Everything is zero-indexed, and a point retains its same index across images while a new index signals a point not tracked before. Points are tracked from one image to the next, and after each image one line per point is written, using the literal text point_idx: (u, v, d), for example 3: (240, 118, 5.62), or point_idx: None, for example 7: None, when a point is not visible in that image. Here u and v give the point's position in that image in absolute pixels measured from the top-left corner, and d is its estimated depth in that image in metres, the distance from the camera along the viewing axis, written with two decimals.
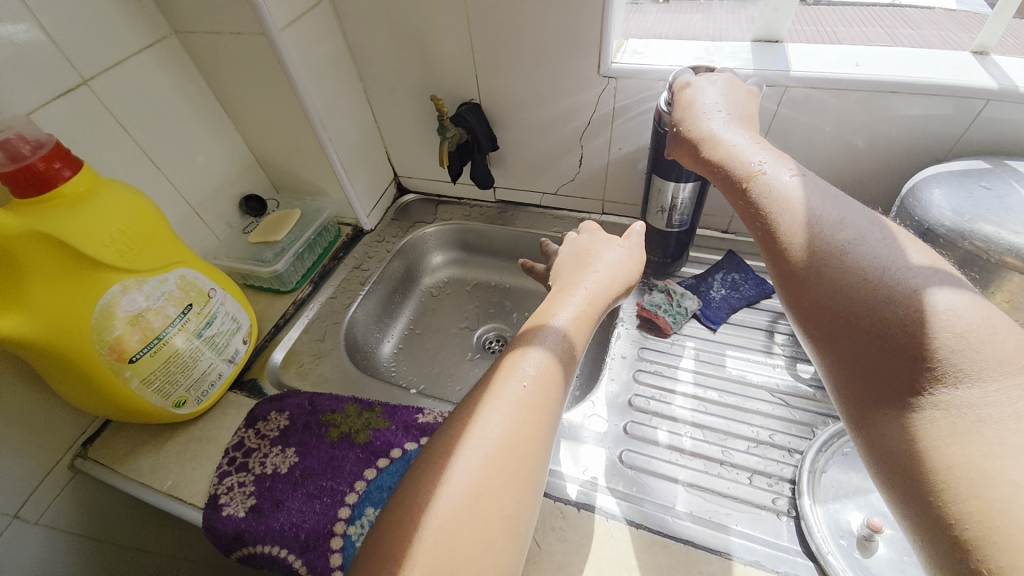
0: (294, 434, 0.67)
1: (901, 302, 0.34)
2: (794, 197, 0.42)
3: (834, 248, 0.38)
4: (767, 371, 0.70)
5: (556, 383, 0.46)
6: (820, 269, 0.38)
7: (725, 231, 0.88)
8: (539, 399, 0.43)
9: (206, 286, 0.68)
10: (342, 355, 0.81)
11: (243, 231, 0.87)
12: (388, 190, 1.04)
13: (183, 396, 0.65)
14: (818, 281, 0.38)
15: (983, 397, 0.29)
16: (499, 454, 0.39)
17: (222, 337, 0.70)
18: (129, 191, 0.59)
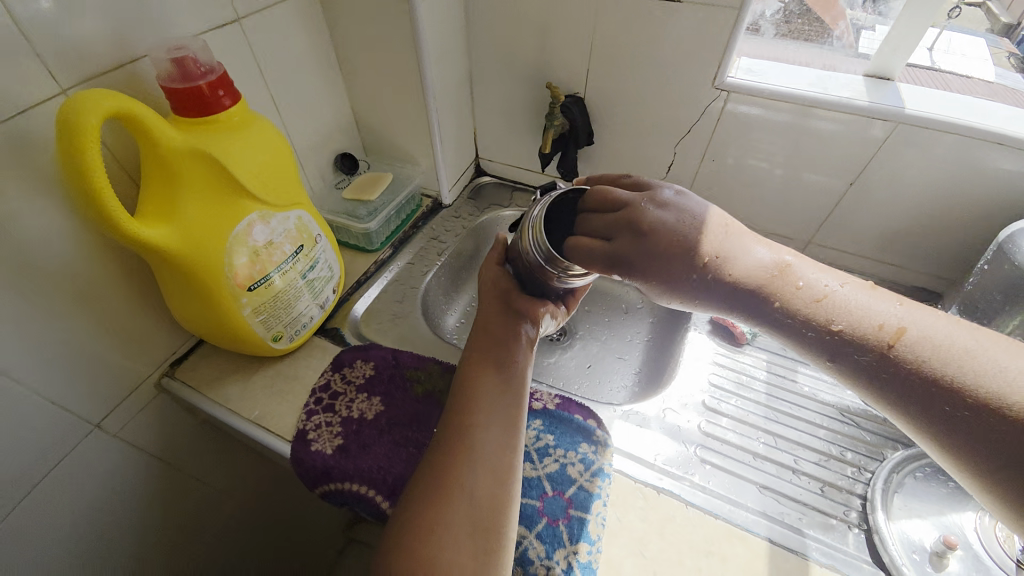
0: (380, 384, 0.69)
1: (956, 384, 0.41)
2: (883, 327, 0.45)
3: (910, 348, 0.44)
4: (838, 393, 0.73)
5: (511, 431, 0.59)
6: (930, 393, 0.42)
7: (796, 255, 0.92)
8: (499, 449, 0.57)
9: (315, 230, 0.69)
10: (419, 320, 0.83)
11: (336, 186, 0.90)
12: (469, 169, 1.07)
13: (281, 331, 0.67)
14: (935, 403, 0.42)
15: None
16: (492, 471, 0.55)
17: (319, 283, 0.71)
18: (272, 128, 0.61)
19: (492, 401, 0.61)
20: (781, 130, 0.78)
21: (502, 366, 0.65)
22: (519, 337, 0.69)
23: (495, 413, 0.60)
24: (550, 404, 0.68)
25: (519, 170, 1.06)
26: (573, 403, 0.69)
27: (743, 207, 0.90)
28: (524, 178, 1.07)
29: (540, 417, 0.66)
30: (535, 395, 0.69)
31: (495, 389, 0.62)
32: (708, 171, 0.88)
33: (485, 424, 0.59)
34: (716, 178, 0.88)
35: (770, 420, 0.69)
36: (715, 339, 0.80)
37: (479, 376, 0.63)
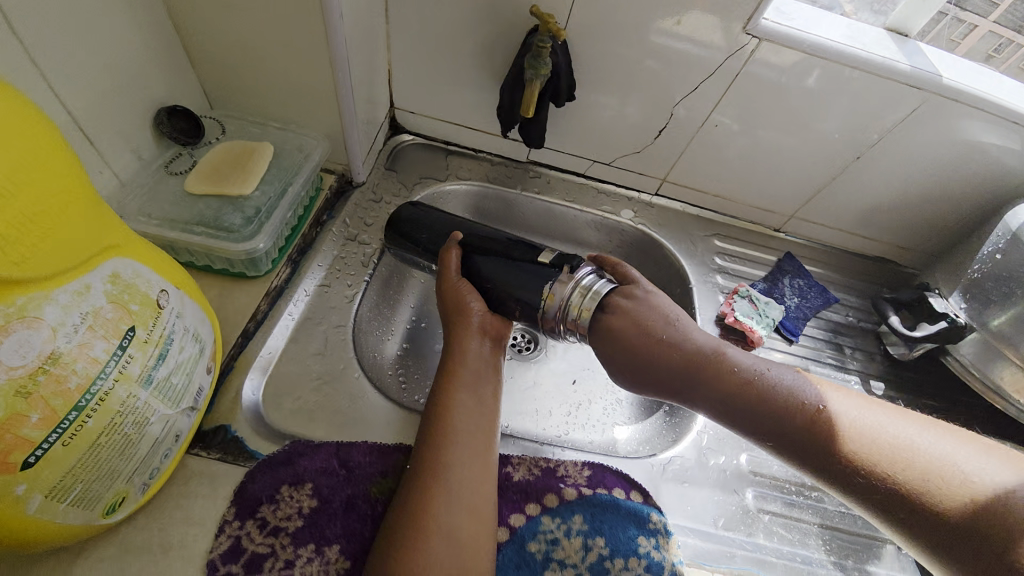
0: (332, 521, 0.44)
1: (872, 450, 0.45)
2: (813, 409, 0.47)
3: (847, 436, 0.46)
4: (847, 389, 0.69)
5: (484, 454, 0.48)
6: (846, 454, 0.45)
7: (776, 230, 0.83)
8: (473, 479, 0.46)
9: (152, 286, 0.37)
10: (363, 378, 0.55)
11: (166, 169, 0.52)
12: (382, 128, 0.74)
13: (120, 492, 0.36)
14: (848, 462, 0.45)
15: (1020, 517, 0.38)
16: (470, 509, 0.44)
17: (182, 377, 0.40)
18: (12, 96, 0.28)
19: (467, 424, 0.48)
20: (799, 94, 0.63)
21: (474, 380, 0.51)
22: (489, 342, 0.54)
23: (466, 423, 0.48)
24: (584, 482, 0.51)
25: (454, 128, 0.77)
26: (610, 476, 0.52)
27: (733, 181, 0.77)
28: (462, 139, 0.78)
29: (579, 511, 0.49)
30: (561, 475, 0.51)
31: (470, 406, 0.50)
32: (702, 138, 0.71)
33: (460, 452, 0.47)
34: (710, 147, 0.72)
35: None
36: (728, 345, 0.69)
37: (450, 391, 0.50)
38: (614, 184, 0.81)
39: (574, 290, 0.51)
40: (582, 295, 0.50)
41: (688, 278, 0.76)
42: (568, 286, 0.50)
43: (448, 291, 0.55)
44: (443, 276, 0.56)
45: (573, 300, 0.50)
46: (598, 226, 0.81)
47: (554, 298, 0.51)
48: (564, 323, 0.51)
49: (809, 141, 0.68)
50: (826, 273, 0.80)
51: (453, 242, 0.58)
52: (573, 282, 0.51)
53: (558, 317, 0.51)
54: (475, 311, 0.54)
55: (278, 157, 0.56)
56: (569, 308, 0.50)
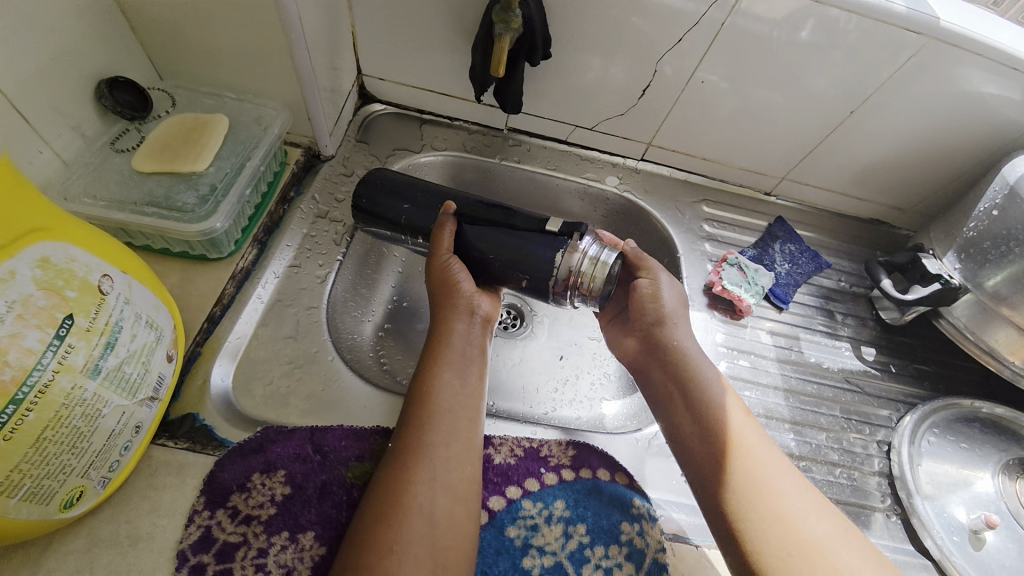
0: (307, 507, 0.43)
1: (738, 452, 0.47)
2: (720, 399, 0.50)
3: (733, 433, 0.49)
4: (839, 357, 0.68)
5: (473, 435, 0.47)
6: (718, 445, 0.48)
7: (767, 193, 0.80)
8: (460, 460, 0.45)
9: (93, 270, 0.34)
10: (336, 361, 0.54)
11: (112, 147, 0.49)
12: (350, 97, 0.70)
13: (77, 486, 0.35)
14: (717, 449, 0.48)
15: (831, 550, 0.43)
16: (451, 490, 0.43)
17: (137, 366, 0.38)
18: None
19: (452, 408, 0.47)
20: (791, 48, 0.60)
21: (460, 359, 0.50)
22: (478, 321, 0.53)
23: (453, 404, 0.47)
24: (568, 462, 0.51)
25: (428, 95, 0.72)
26: (594, 457, 0.51)
27: (722, 143, 0.73)
28: (436, 106, 0.74)
29: (561, 497, 0.48)
30: (543, 458, 0.51)
31: (455, 386, 0.48)
32: (690, 99, 0.67)
33: (443, 432, 0.45)
34: (698, 108, 0.69)
35: (792, 407, 0.62)
36: (715, 314, 0.67)
37: (434, 369, 0.49)
38: (597, 150, 0.78)
39: (584, 258, 0.50)
40: (593, 262, 0.50)
41: (675, 246, 0.73)
42: (579, 255, 0.50)
43: (438, 268, 0.53)
44: (435, 253, 0.53)
45: (583, 267, 0.50)
46: (582, 195, 0.78)
47: (564, 265, 0.50)
48: (572, 290, 0.51)
49: (802, 100, 0.65)
50: (816, 237, 0.78)
51: (447, 214, 0.54)
52: (582, 250, 0.50)
53: (565, 284, 0.50)
54: (466, 289, 0.52)
55: (234, 130, 0.53)
56: (579, 275, 0.50)
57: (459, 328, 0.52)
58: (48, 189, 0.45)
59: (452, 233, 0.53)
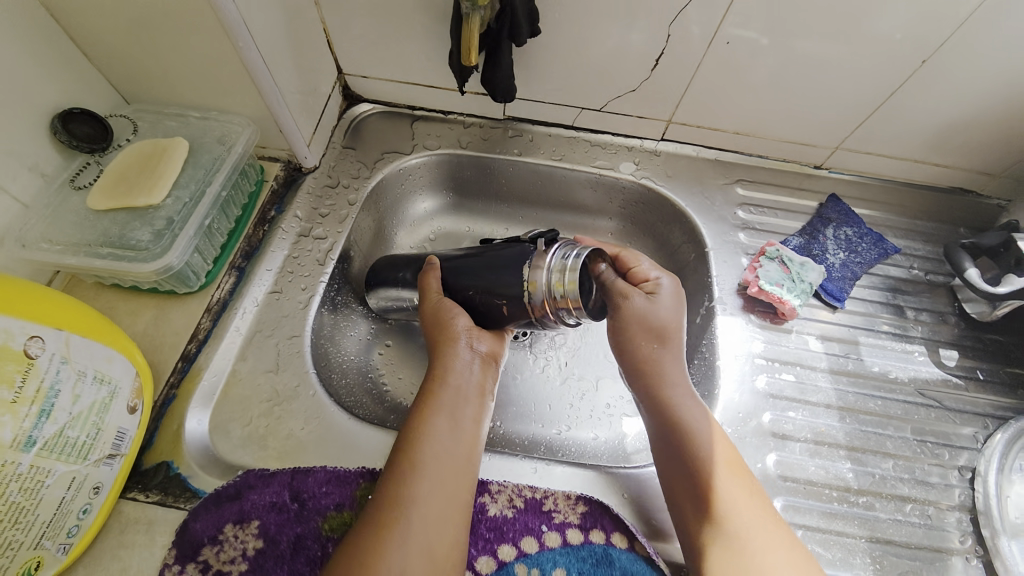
0: (279, 564, 0.41)
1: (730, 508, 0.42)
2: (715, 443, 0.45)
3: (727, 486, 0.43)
4: (910, 364, 0.56)
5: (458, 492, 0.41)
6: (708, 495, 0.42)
7: (816, 167, 0.67)
8: (440, 518, 0.39)
9: (15, 335, 0.32)
10: (320, 395, 0.50)
11: (71, 185, 0.47)
12: (331, 100, 0.64)
13: (29, 560, 0.33)
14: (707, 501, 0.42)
15: None
16: (428, 552, 0.37)
17: (85, 428, 0.36)
18: None
19: (439, 457, 0.41)
20: None
21: (454, 404, 0.44)
22: (482, 359, 0.47)
23: (437, 453, 0.41)
24: (576, 521, 0.44)
25: (415, 89, 0.66)
26: (608, 517, 0.44)
27: (757, 113, 0.62)
28: (425, 100, 0.67)
29: (563, 562, 0.42)
30: (546, 512, 0.44)
31: (444, 433, 0.42)
32: (713, 64, 0.57)
33: (425, 485, 0.39)
34: (724, 75, 0.58)
35: (850, 430, 0.52)
36: (752, 318, 0.58)
37: (425, 413, 0.43)
38: (609, 133, 0.68)
39: (551, 269, 0.43)
40: (560, 273, 0.43)
41: (703, 239, 0.63)
42: (545, 266, 0.43)
43: (429, 312, 0.49)
44: (424, 296, 0.50)
45: (554, 278, 0.43)
46: (594, 186, 0.69)
47: (537, 284, 0.44)
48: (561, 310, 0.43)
49: (855, 52, 0.53)
50: (880, 216, 0.65)
51: (433, 264, 0.52)
52: (546, 262, 0.44)
53: (548, 305, 0.43)
54: (462, 328, 0.47)
55: (195, 154, 0.49)
56: (551, 292, 0.43)
57: (454, 364, 0.45)
58: (8, 236, 0.43)
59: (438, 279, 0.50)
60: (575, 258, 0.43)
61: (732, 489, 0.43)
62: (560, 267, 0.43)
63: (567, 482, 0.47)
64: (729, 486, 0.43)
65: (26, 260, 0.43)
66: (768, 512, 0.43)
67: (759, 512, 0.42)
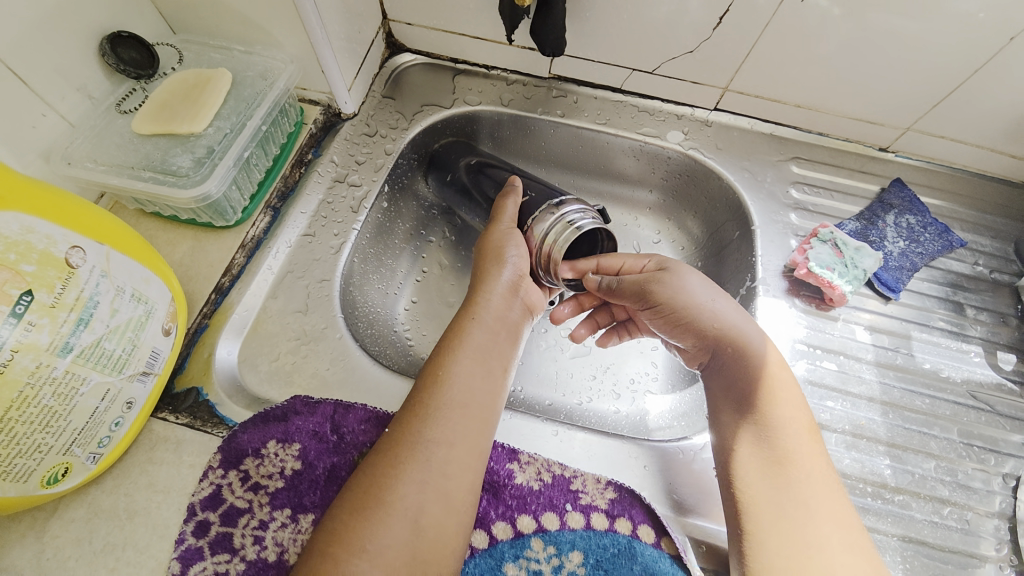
0: (312, 488, 0.42)
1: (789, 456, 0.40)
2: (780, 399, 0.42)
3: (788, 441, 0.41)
4: (964, 364, 0.53)
5: (478, 430, 0.39)
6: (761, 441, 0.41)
7: (883, 149, 0.62)
8: (458, 453, 0.38)
9: (58, 242, 0.33)
10: (345, 339, 0.50)
11: (117, 109, 0.47)
12: (375, 46, 0.62)
13: (58, 463, 0.35)
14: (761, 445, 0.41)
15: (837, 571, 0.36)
16: (444, 496, 0.36)
17: (121, 342, 0.36)
18: None
19: (464, 394, 0.40)
20: None
21: (487, 346, 0.43)
22: (518, 305, 0.47)
23: (461, 386, 0.40)
24: (603, 506, 0.42)
25: (460, 40, 0.63)
26: (637, 508, 0.42)
27: (824, 85, 0.57)
28: (470, 53, 0.65)
29: (582, 545, 0.41)
30: (573, 492, 0.43)
31: (474, 376, 0.41)
32: (784, 26, 0.52)
33: (447, 427, 0.38)
34: (794, 39, 0.53)
35: (892, 426, 0.49)
36: (796, 302, 0.55)
37: (454, 351, 0.42)
38: (659, 99, 0.64)
39: (554, 225, 0.49)
40: (559, 230, 0.49)
41: (750, 216, 0.60)
42: (550, 220, 0.49)
43: (494, 236, 0.50)
44: (495, 223, 0.51)
45: (549, 234, 0.49)
46: (637, 154, 0.66)
47: (537, 231, 0.50)
48: (541, 265, 0.50)
49: (949, 20, 0.47)
50: (948, 207, 0.60)
51: (514, 186, 0.53)
52: (554, 216, 0.50)
53: (532, 256, 0.50)
54: (509, 261, 0.48)
55: (238, 88, 0.49)
56: (544, 241, 0.49)
57: (488, 299, 0.45)
58: (55, 153, 0.44)
59: (516, 204, 0.52)
60: (578, 224, 0.49)
61: (810, 466, 0.40)
62: (564, 221, 0.49)
63: (587, 451, 0.46)
64: (803, 461, 0.40)
65: (72, 178, 0.44)
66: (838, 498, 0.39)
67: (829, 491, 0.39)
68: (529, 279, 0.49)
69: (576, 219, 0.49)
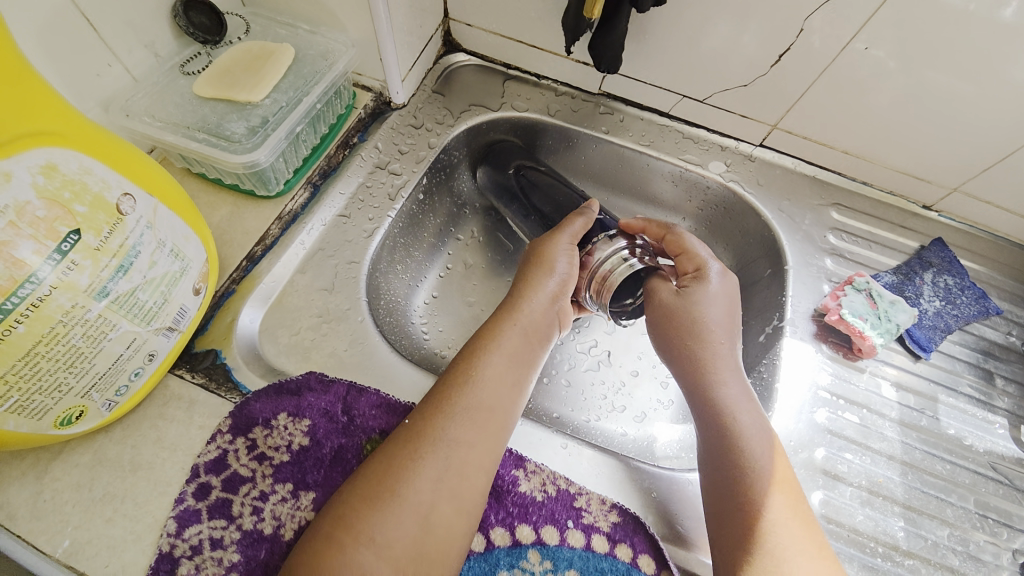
0: (316, 466, 0.41)
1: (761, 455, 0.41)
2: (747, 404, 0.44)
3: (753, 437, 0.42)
4: (988, 435, 0.51)
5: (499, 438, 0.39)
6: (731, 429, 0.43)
7: (926, 207, 0.61)
8: (478, 457, 0.37)
9: (111, 187, 0.33)
10: (366, 323, 0.50)
11: (180, 70, 0.48)
12: (433, 41, 0.63)
13: (75, 404, 0.35)
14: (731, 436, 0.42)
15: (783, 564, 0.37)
16: (456, 497, 0.36)
17: (153, 294, 0.37)
18: None
19: (488, 400, 0.39)
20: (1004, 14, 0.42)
21: (518, 355, 0.43)
22: (552, 316, 0.47)
23: (489, 390, 0.40)
24: (605, 529, 0.41)
25: (516, 46, 0.64)
26: (640, 536, 0.41)
27: (876, 134, 0.56)
28: (524, 60, 0.65)
29: (579, 566, 0.40)
30: (576, 509, 0.42)
31: (501, 383, 0.41)
32: (842, 71, 0.52)
33: (469, 429, 0.38)
34: (848, 87, 0.53)
35: (909, 488, 0.48)
36: (823, 348, 0.54)
37: (484, 355, 0.42)
38: (705, 128, 0.64)
39: (611, 256, 0.48)
40: (615, 260, 0.48)
41: (784, 256, 0.59)
42: (608, 252, 0.48)
43: (547, 245, 0.48)
44: (555, 232, 0.49)
45: (606, 264, 0.48)
46: (676, 179, 0.66)
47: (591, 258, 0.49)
48: (591, 288, 0.49)
49: (1009, 87, 0.47)
50: (986, 272, 0.59)
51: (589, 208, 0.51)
52: (611, 248, 0.48)
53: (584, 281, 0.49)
54: (558, 269, 0.47)
55: (297, 64, 0.50)
56: (597, 273, 0.48)
57: (525, 309, 0.45)
58: (115, 103, 0.45)
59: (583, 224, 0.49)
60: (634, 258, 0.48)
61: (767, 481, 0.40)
62: (618, 253, 0.48)
63: (593, 470, 0.44)
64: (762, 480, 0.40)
65: (127, 130, 0.45)
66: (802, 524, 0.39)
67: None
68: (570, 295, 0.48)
69: (630, 257, 0.48)
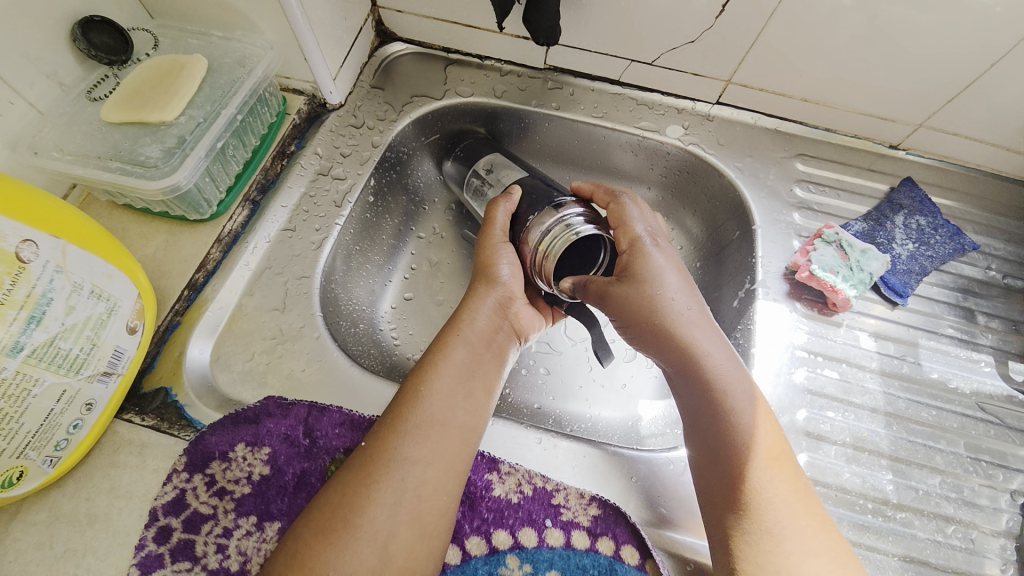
0: (280, 495, 0.40)
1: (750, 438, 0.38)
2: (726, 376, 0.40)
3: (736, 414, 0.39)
4: (973, 374, 0.50)
5: (459, 455, 0.37)
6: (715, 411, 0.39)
7: (893, 146, 0.59)
8: (437, 479, 0.36)
9: (7, 235, 0.31)
10: (324, 339, 0.48)
11: (88, 97, 0.45)
12: (364, 32, 0.60)
13: (9, 467, 0.33)
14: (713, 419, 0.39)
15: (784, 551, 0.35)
16: (416, 519, 0.35)
17: (78, 341, 0.35)
18: None
19: (438, 415, 0.38)
20: None
21: (470, 366, 0.41)
22: (505, 324, 0.45)
23: (440, 405, 0.38)
24: (585, 523, 0.40)
25: (452, 28, 0.60)
26: (621, 527, 0.40)
27: (834, 79, 0.54)
28: (462, 42, 0.62)
29: (560, 565, 0.39)
30: (554, 506, 0.41)
31: (455, 396, 0.39)
32: (790, 15, 0.49)
33: (423, 446, 0.36)
34: (798, 31, 0.50)
35: (895, 439, 0.47)
36: (798, 306, 0.52)
37: (436, 367, 0.40)
38: (660, 92, 0.62)
39: (552, 229, 0.46)
40: (557, 234, 0.45)
41: (751, 215, 0.57)
42: (549, 221, 0.46)
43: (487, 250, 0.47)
44: (485, 235, 0.48)
45: (548, 238, 0.45)
46: (635, 149, 0.63)
47: (533, 239, 0.46)
48: (537, 269, 0.47)
49: (964, 11, 0.44)
50: (959, 207, 0.58)
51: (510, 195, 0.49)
52: (554, 218, 0.46)
53: (531, 261, 0.47)
54: (501, 277, 0.46)
55: (214, 75, 0.47)
56: (542, 251, 0.45)
57: (472, 318, 0.44)
58: (22, 141, 0.42)
59: (507, 210, 0.47)
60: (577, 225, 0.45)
61: (765, 475, 0.37)
62: (561, 223, 0.46)
63: (571, 461, 0.43)
64: (760, 469, 0.37)
65: (39, 168, 0.42)
66: (806, 505, 0.37)
67: (830, 552, 0.36)
68: (520, 300, 0.47)
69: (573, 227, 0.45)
